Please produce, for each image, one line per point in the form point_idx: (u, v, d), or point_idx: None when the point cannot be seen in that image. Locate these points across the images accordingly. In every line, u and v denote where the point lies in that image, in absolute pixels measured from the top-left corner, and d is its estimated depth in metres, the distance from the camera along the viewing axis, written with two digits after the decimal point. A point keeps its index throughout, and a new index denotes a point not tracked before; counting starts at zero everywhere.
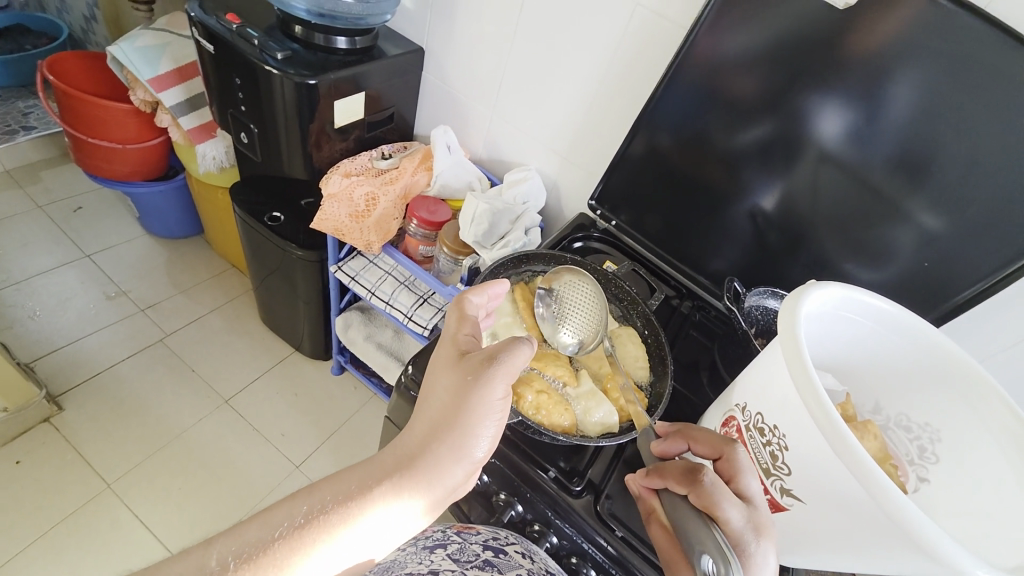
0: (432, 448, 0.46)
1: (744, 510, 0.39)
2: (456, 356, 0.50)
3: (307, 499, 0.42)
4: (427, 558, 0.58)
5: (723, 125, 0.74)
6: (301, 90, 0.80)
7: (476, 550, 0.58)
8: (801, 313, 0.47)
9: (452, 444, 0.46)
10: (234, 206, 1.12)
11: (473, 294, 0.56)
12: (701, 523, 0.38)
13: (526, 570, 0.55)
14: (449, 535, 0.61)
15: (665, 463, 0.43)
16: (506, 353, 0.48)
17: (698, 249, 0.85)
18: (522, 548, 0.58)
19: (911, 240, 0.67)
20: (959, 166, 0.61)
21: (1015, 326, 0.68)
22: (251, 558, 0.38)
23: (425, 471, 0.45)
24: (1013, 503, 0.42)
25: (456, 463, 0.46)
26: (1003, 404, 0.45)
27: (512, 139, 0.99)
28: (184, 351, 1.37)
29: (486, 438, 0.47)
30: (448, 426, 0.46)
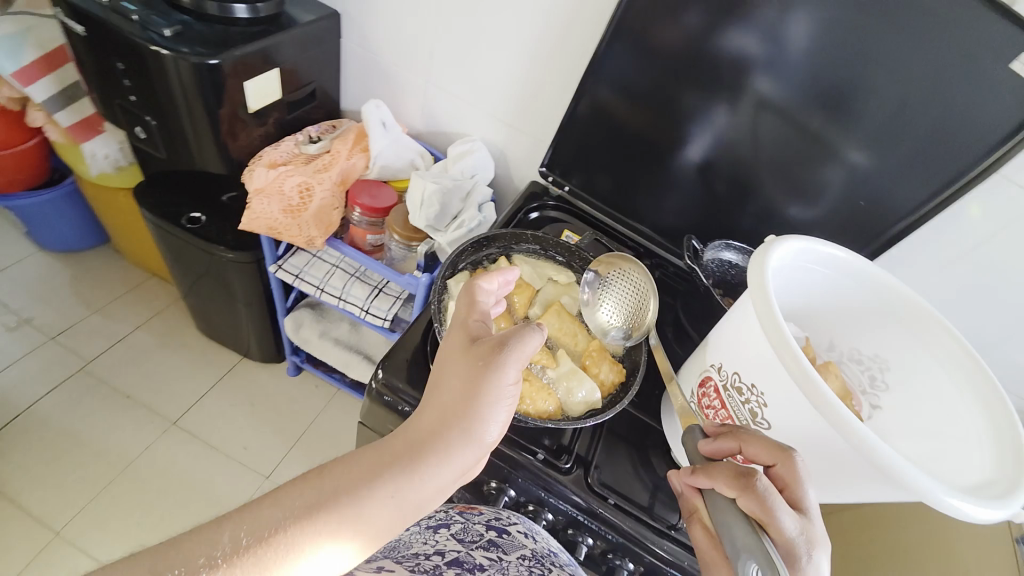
0: (440, 435, 0.43)
1: (800, 523, 0.39)
2: (466, 342, 0.48)
3: (308, 487, 0.39)
4: (432, 538, 0.58)
5: (670, 79, 0.72)
6: (201, 72, 0.69)
7: (480, 530, 0.58)
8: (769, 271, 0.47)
9: (462, 430, 0.44)
10: (143, 210, 0.98)
11: (482, 279, 0.54)
12: (751, 530, 0.38)
13: (530, 551, 0.55)
14: (452, 514, 0.60)
15: (714, 464, 0.43)
16: (520, 338, 0.46)
17: (652, 207, 0.85)
18: (524, 527, 0.57)
19: (841, 176, 0.70)
20: (892, 107, 0.63)
21: (938, 250, 0.74)
22: (262, 537, 0.36)
23: (431, 457, 0.42)
24: (959, 420, 0.47)
25: (464, 450, 0.44)
26: (946, 332, 0.49)
27: (451, 109, 0.93)
28: (114, 377, 1.23)
29: (497, 424, 0.45)
30: (455, 411, 0.44)
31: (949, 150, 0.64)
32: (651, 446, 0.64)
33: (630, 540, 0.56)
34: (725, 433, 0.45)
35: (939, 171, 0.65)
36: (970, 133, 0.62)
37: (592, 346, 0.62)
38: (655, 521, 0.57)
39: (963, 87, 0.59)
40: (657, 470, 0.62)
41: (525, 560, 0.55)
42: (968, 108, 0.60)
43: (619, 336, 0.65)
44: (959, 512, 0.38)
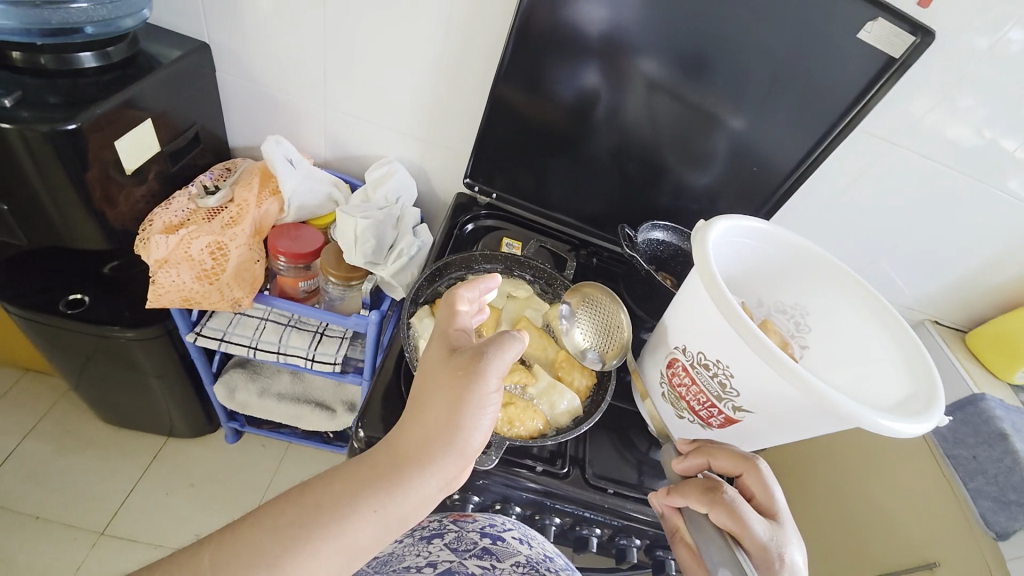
0: (421, 448, 0.44)
1: (768, 528, 0.45)
2: (446, 352, 0.48)
3: (300, 502, 0.42)
4: (426, 549, 0.57)
5: (576, 79, 0.75)
6: (57, 140, 0.58)
7: (474, 538, 0.57)
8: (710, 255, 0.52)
9: (443, 442, 0.44)
10: (2, 304, 0.82)
11: (461, 288, 0.53)
12: (724, 541, 0.44)
13: (526, 559, 0.55)
14: (446, 523, 0.59)
15: (686, 482, 0.49)
16: (497, 347, 0.45)
17: (578, 199, 0.89)
18: (519, 532, 0.58)
19: (732, 144, 0.79)
20: (769, 83, 0.72)
21: (818, 196, 0.87)
22: (252, 559, 0.39)
23: (412, 467, 0.44)
24: (870, 345, 0.57)
25: (446, 461, 0.45)
26: (847, 274, 0.59)
27: (358, 132, 0.88)
28: (7, 502, 1.03)
29: (479, 432, 0.45)
30: (435, 424, 0.45)
31: (813, 112, 0.74)
32: (629, 426, 0.68)
33: (634, 521, 0.59)
34: (695, 449, 0.52)
35: (809, 130, 0.76)
36: (828, 96, 0.72)
37: (563, 355, 0.65)
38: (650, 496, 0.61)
39: (817, 57, 0.68)
40: (640, 447, 0.66)
41: (519, 567, 0.55)
42: (825, 76, 0.70)
43: (593, 361, 0.65)
44: (896, 433, 0.45)
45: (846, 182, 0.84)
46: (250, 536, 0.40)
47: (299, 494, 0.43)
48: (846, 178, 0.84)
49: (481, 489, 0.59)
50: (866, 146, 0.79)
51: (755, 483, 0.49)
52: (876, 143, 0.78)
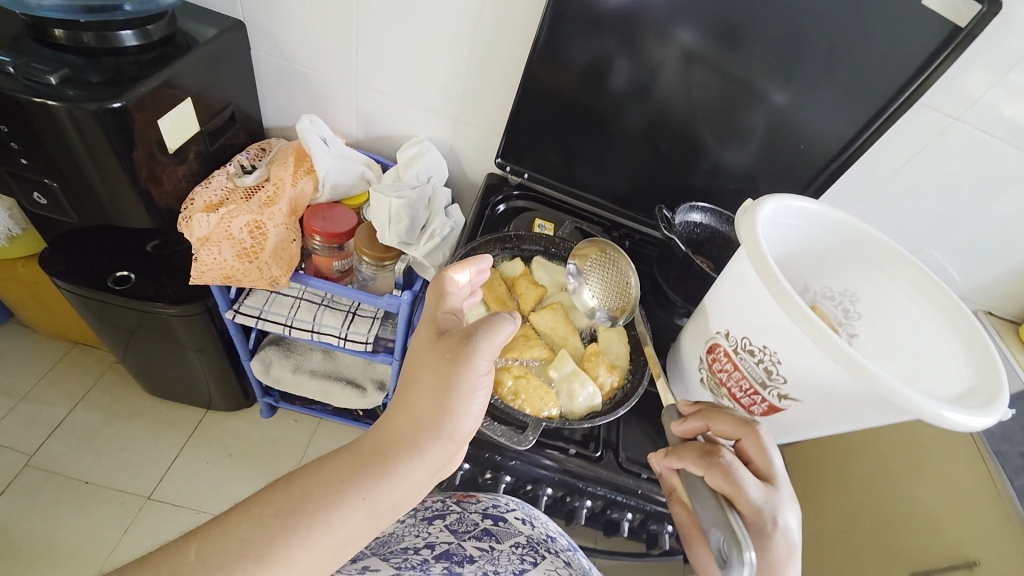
0: (408, 433, 0.44)
1: (764, 491, 0.44)
2: (434, 336, 0.47)
3: (288, 489, 0.43)
4: (427, 530, 0.57)
5: (616, 53, 0.72)
6: (104, 119, 0.59)
7: (475, 519, 0.57)
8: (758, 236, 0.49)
9: (430, 425, 0.44)
10: (54, 279, 0.86)
11: (452, 271, 0.52)
12: (716, 503, 0.43)
13: (526, 538, 0.55)
14: (449, 504, 0.60)
15: (682, 445, 0.49)
16: (488, 329, 0.44)
17: (612, 178, 0.87)
18: (522, 512, 0.57)
19: (776, 121, 0.75)
20: (824, 55, 0.67)
21: (868, 177, 0.83)
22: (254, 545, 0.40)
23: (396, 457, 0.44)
24: (926, 334, 0.54)
25: (434, 445, 0.44)
26: (904, 258, 0.55)
27: (390, 111, 0.87)
28: (63, 466, 1.09)
29: (467, 419, 0.45)
30: (420, 409, 0.44)
31: (870, 84, 0.69)
32: (664, 411, 0.67)
33: (669, 507, 0.59)
34: (695, 413, 0.51)
35: (866, 103, 0.71)
36: (886, 67, 0.67)
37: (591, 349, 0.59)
38: None
39: (875, 24, 0.64)
40: None
41: (519, 548, 0.54)
42: (885, 43, 0.65)
43: (601, 320, 0.64)
44: (959, 424, 0.43)
45: (899, 160, 0.79)
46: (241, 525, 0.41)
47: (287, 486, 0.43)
48: (900, 156, 0.79)
49: (513, 470, 0.59)
50: (923, 122, 0.74)
51: (753, 447, 0.47)
52: (935, 117, 0.73)
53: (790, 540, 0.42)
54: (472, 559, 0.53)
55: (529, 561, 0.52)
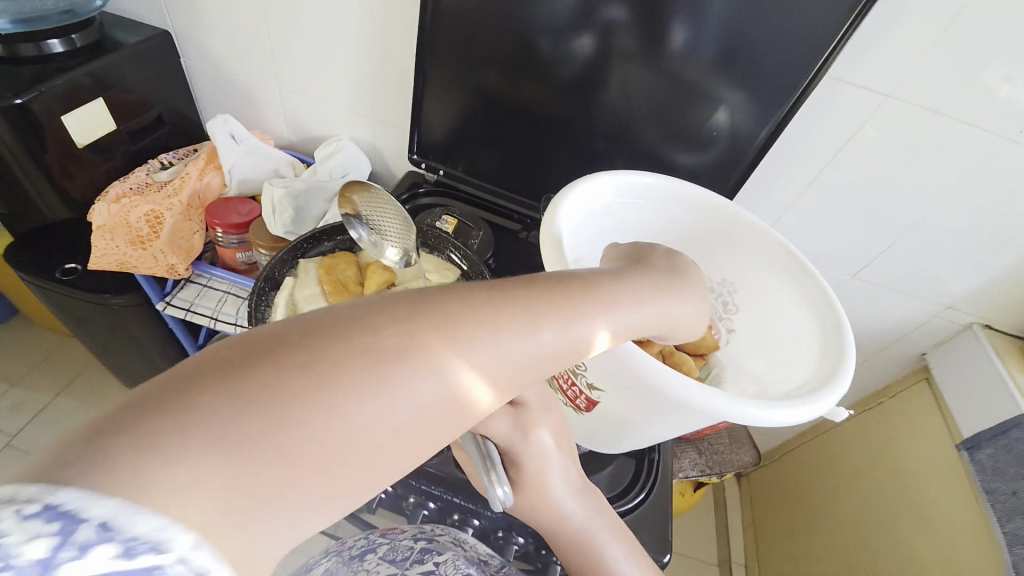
0: (433, 344, 0.27)
1: (514, 414, 0.42)
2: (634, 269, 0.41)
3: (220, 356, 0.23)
4: (359, 569, 0.49)
5: (502, 39, 0.70)
6: (9, 114, 0.65)
7: (408, 545, 0.52)
8: (564, 208, 0.44)
9: (480, 347, 0.28)
10: (14, 270, 0.94)
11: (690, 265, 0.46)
12: (473, 443, 0.42)
13: (464, 555, 0.52)
14: (375, 539, 0.54)
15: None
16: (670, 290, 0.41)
17: (526, 174, 0.84)
18: (452, 535, 0.55)
19: (723, 118, 0.68)
20: (714, 29, 0.61)
21: (804, 165, 0.74)
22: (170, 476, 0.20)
23: (642, 308, 0.37)
24: (792, 327, 0.47)
25: (450, 375, 0.27)
26: (772, 239, 0.48)
27: (312, 112, 0.90)
28: (38, 449, 1.18)
29: (687, 298, 0.41)
30: (552, 315, 0.31)
31: (779, 66, 0.62)
32: None
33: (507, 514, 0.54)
34: None
35: (773, 88, 0.64)
36: (794, 45, 0.60)
37: None
38: None
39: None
40: None
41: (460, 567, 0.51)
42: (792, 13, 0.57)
43: (395, 262, 0.62)
44: (768, 422, 0.37)
45: (835, 146, 0.70)
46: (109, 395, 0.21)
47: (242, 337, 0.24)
48: (836, 140, 0.70)
49: None
50: (851, 98, 0.66)
51: None
52: (865, 95, 0.65)
53: (546, 454, 0.43)
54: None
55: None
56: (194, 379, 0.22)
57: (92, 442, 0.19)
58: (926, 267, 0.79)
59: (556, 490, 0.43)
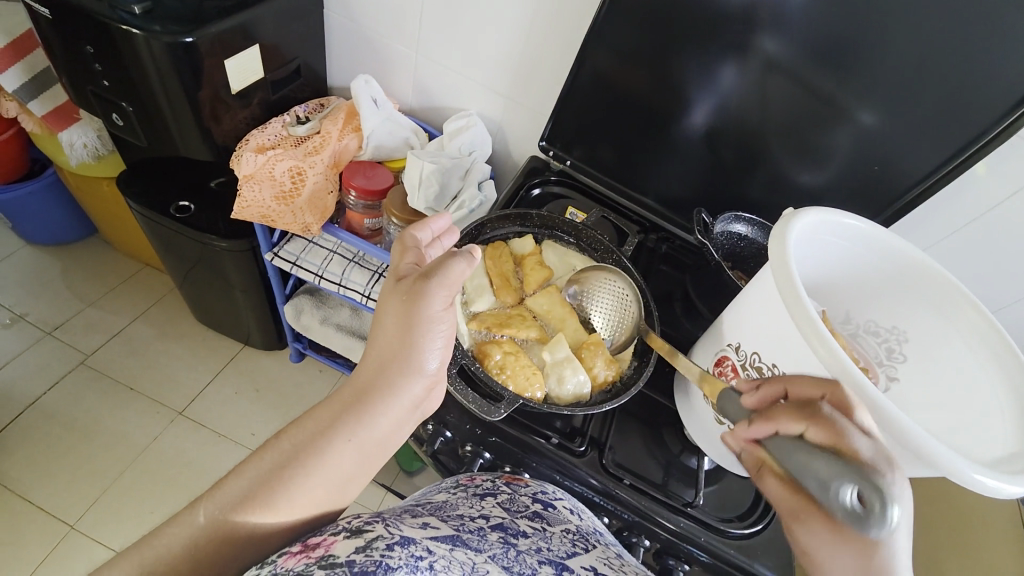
0: (349, 409, 0.45)
1: (875, 445, 0.36)
2: (395, 282, 0.50)
3: (246, 475, 0.42)
4: (478, 504, 0.52)
5: (678, 38, 0.68)
6: (176, 52, 0.64)
7: (526, 502, 0.53)
8: (790, 241, 0.47)
9: (378, 392, 0.47)
10: (126, 200, 0.95)
11: (459, 264, 0.47)
12: (830, 457, 0.35)
13: (576, 527, 0.52)
14: (499, 485, 0.56)
15: (772, 408, 0.41)
16: (443, 271, 0.47)
17: (656, 178, 0.83)
18: (569, 504, 0.56)
19: (849, 137, 0.68)
20: (906, 67, 0.61)
21: (955, 215, 0.72)
22: (280, 474, 0.42)
23: (377, 362, 0.48)
24: (975, 393, 0.47)
25: (376, 408, 0.46)
26: (972, 304, 0.48)
27: (444, 83, 0.88)
28: (115, 370, 1.22)
29: (433, 324, 0.48)
30: (413, 337, 0.48)
31: (955, 116, 0.62)
32: (665, 423, 0.64)
33: (643, 518, 0.57)
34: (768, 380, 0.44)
35: (950, 136, 0.64)
36: (984, 92, 0.59)
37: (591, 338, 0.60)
38: (670, 500, 0.58)
39: (971, 37, 0.56)
40: (673, 448, 0.63)
41: (568, 535, 0.51)
42: (993, 54, 0.57)
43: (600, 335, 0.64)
44: (995, 492, 0.39)
45: (993, 201, 0.69)
46: (204, 516, 0.39)
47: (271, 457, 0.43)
48: (996, 194, 0.68)
49: (491, 445, 0.59)
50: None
51: (845, 405, 0.39)
52: None
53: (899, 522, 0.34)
54: (526, 534, 0.49)
55: (581, 547, 0.49)
56: (275, 466, 0.42)
57: (267, 474, 0.42)
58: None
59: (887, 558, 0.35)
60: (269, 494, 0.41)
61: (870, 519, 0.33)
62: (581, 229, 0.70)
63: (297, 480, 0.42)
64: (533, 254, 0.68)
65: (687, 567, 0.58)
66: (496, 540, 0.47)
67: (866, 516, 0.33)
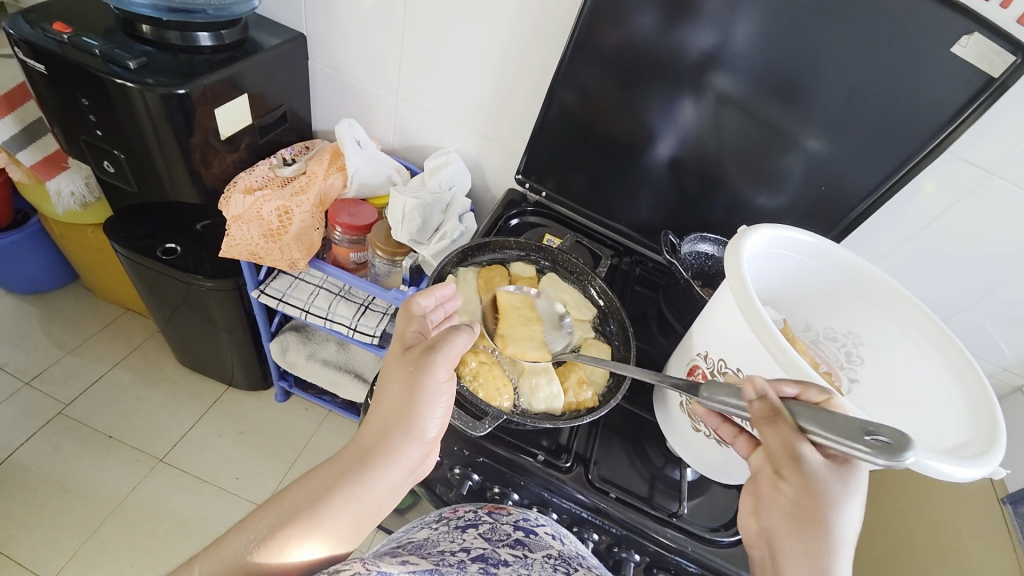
0: (350, 472, 0.48)
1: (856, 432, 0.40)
2: (403, 351, 0.54)
3: (245, 531, 0.43)
4: (460, 536, 0.53)
5: (637, 77, 0.74)
6: (170, 102, 0.68)
7: (507, 530, 0.54)
8: (743, 255, 0.51)
9: (379, 456, 0.49)
10: (114, 245, 0.97)
11: (459, 337, 0.51)
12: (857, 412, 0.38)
13: (559, 551, 0.53)
14: (480, 515, 0.57)
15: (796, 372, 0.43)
16: (447, 341, 0.51)
17: (627, 205, 0.88)
18: (552, 529, 0.56)
19: (800, 161, 0.75)
20: (840, 98, 0.68)
21: (900, 228, 0.78)
22: (278, 530, 0.43)
23: (380, 428, 0.50)
24: (926, 387, 0.51)
25: (375, 473, 0.48)
26: (913, 304, 0.53)
27: (423, 125, 0.94)
28: (95, 419, 1.19)
29: (437, 395, 0.50)
30: (416, 406, 0.50)
31: (887, 139, 0.69)
32: (646, 437, 0.67)
33: (632, 531, 0.58)
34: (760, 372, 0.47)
35: (885, 156, 0.70)
36: (910, 119, 0.67)
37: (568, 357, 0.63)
38: (655, 511, 0.59)
39: (894, 72, 0.64)
40: (655, 459, 0.65)
41: (550, 559, 0.52)
42: (915, 86, 0.64)
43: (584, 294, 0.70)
44: (951, 477, 0.41)
45: (930, 216, 0.75)
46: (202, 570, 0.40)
47: (271, 512, 0.44)
48: (933, 208, 0.75)
49: (479, 466, 0.60)
50: (958, 172, 0.71)
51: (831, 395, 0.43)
52: (971, 169, 0.70)
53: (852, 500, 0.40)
54: (507, 562, 0.50)
55: (562, 571, 0.50)
56: (276, 519, 0.44)
57: (266, 529, 0.43)
58: (1014, 355, 0.81)
59: (841, 528, 0.39)
60: (267, 549, 0.42)
61: (888, 453, 0.34)
62: (556, 254, 0.74)
63: (294, 538, 0.43)
64: (528, 279, 0.72)
65: None
66: (477, 570, 0.47)
67: (886, 449, 0.35)
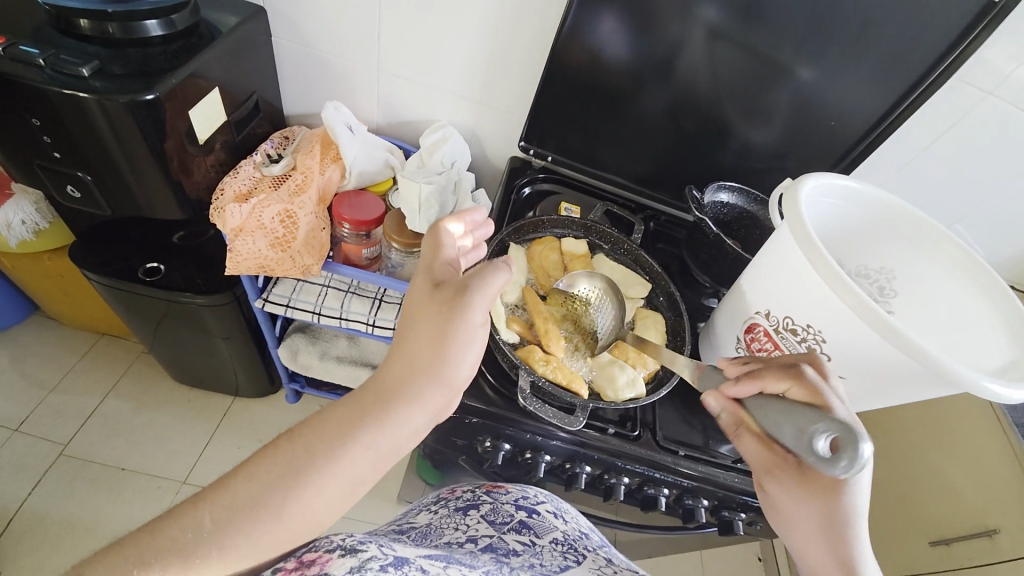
0: (371, 419, 0.40)
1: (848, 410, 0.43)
2: (432, 283, 0.44)
3: (255, 479, 0.36)
4: (463, 521, 0.55)
5: (645, 25, 0.69)
6: (137, 111, 0.59)
7: (509, 511, 0.56)
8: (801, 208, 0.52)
9: (403, 404, 0.41)
10: (84, 272, 0.87)
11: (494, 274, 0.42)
12: (811, 410, 0.41)
13: (563, 531, 0.55)
14: (480, 496, 0.59)
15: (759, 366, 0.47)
16: (486, 279, 0.42)
17: (635, 160, 0.86)
18: (553, 507, 0.58)
19: (789, 95, 0.74)
20: (854, 31, 0.66)
21: (899, 155, 0.81)
22: (286, 480, 0.37)
23: (404, 368, 0.42)
24: (961, 313, 0.55)
25: (399, 424, 0.41)
26: (948, 238, 0.55)
27: (411, 98, 0.87)
28: (102, 454, 1.13)
29: (472, 336, 0.43)
30: (446, 350, 0.43)
31: (896, 69, 0.69)
32: (695, 392, 0.69)
33: (702, 482, 0.61)
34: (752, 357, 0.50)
35: (894, 87, 0.71)
36: (923, 44, 0.66)
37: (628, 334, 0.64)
38: (720, 459, 0.63)
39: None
40: (707, 411, 0.68)
41: (557, 545, 0.53)
42: (929, 11, 0.63)
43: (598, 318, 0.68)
44: (1011, 400, 0.45)
45: (927, 140, 0.78)
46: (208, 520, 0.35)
47: (277, 461, 0.37)
48: (933, 132, 0.77)
49: (552, 448, 0.61)
50: (960, 95, 0.72)
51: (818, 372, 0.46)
52: (973, 90, 0.71)
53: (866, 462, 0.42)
54: (517, 551, 0.50)
55: (572, 556, 0.51)
56: (286, 471, 0.37)
57: (273, 483, 0.36)
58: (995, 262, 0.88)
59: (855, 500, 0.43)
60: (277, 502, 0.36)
61: (836, 460, 0.37)
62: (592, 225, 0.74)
63: (303, 490, 0.37)
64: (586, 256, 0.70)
65: (743, 515, 0.63)
66: (488, 559, 0.48)
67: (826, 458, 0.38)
